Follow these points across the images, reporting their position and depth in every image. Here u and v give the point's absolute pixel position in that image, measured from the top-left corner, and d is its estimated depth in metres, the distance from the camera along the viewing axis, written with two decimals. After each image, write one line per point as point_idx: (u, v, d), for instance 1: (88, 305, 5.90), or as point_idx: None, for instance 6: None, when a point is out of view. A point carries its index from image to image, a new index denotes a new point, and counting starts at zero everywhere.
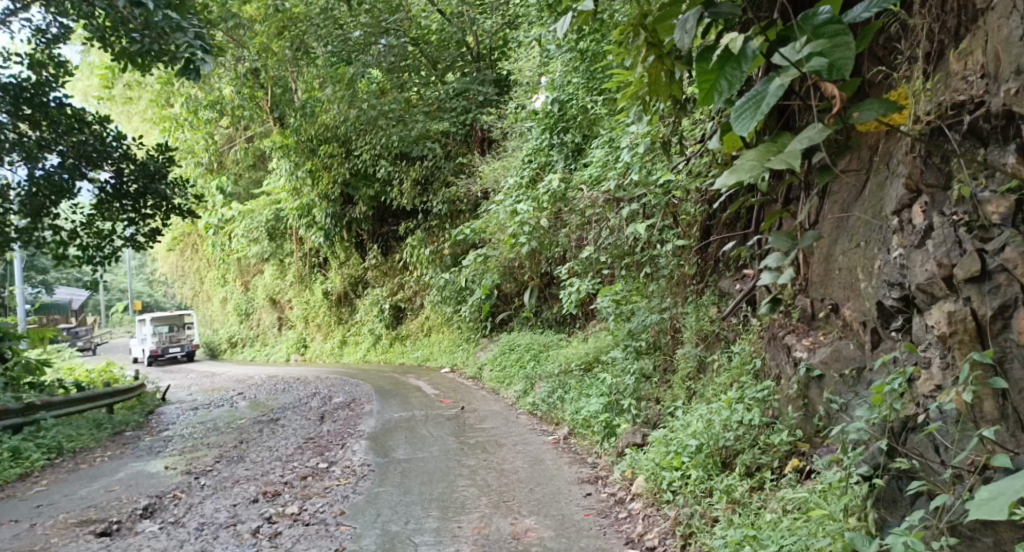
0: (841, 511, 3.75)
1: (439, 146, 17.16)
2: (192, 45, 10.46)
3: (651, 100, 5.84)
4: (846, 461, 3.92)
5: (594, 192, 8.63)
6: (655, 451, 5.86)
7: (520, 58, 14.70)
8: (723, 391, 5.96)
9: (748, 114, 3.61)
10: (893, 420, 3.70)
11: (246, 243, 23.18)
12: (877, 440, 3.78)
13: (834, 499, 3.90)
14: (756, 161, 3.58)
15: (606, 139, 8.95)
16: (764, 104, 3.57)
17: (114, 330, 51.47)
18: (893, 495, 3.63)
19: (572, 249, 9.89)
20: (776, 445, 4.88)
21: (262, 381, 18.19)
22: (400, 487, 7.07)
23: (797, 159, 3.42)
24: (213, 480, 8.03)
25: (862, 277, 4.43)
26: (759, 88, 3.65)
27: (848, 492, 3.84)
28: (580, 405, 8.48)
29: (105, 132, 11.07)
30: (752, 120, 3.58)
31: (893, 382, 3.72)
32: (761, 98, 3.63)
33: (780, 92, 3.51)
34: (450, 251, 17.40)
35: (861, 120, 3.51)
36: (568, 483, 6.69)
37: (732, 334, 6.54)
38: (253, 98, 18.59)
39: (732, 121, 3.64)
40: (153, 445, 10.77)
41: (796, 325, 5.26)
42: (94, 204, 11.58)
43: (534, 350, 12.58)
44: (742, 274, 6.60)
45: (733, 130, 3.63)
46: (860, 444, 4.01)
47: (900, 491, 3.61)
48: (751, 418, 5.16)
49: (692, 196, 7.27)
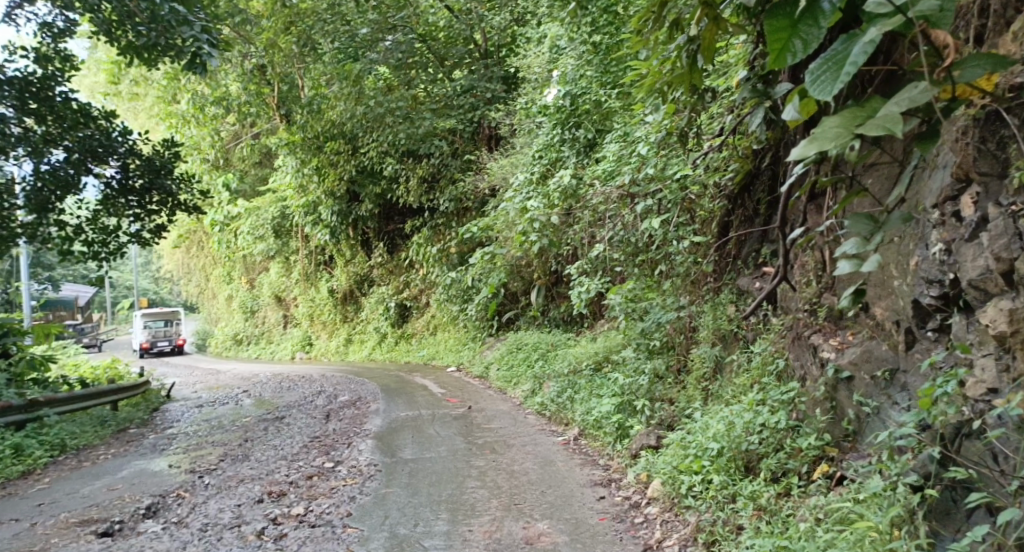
0: (887, 523, 3.55)
1: (446, 144, 17.02)
2: (199, 39, 10.44)
3: (670, 90, 5.59)
4: (892, 470, 3.74)
5: (608, 188, 8.23)
6: (672, 454, 5.66)
7: (529, 54, 14.56)
8: (743, 393, 5.76)
9: (827, 76, 2.81)
10: (946, 426, 3.50)
11: (251, 240, 23.03)
12: (928, 448, 3.59)
13: (877, 509, 3.70)
14: (840, 130, 2.74)
15: (620, 133, 8.80)
16: (850, 65, 2.77)
17: (120, 327, 51.45)
18: (946, 506, 3.47)
19: (582, 247, 9.69)
20: (803, 450, 4.68)
21: (266, 379, 18.04)
22: (408, 489, 6.88)
23: (900, 125, 2.52)
24: (218, 479, 7.87)
25: (895, 274, 4.23)
26: (840, 46, 2.84)
27: (893, 502, 3.64)
28: (591, 406, 8.28)
29: (111, 128, 10.95)
30: (832, 85, 2.78)
31: (943, 384, 3.49)
32: (842, 59, 2.83)
33: (870, 51, 2.70)
34: (457, 249, 17.23)
35: (963, 80, 2.70)
36: (580, 486, 6.49)
37: (751, 334, 6.35)
38: (259, 94, 18.17)
39: (806, 86, 2.85)
40: (157, 442, 10.62)
41: (822, 324, 5.10)
42: (98, 199, 11.37)
43: (541, 350, 12.41)
44: (762, 272, 6.45)
45: (809, 95, 2.84)
46: (903, 451, 3.79)
47: (955, 502, 3.44)
48: (776, 420, 4.97)
49: (710, 191, 7.09)
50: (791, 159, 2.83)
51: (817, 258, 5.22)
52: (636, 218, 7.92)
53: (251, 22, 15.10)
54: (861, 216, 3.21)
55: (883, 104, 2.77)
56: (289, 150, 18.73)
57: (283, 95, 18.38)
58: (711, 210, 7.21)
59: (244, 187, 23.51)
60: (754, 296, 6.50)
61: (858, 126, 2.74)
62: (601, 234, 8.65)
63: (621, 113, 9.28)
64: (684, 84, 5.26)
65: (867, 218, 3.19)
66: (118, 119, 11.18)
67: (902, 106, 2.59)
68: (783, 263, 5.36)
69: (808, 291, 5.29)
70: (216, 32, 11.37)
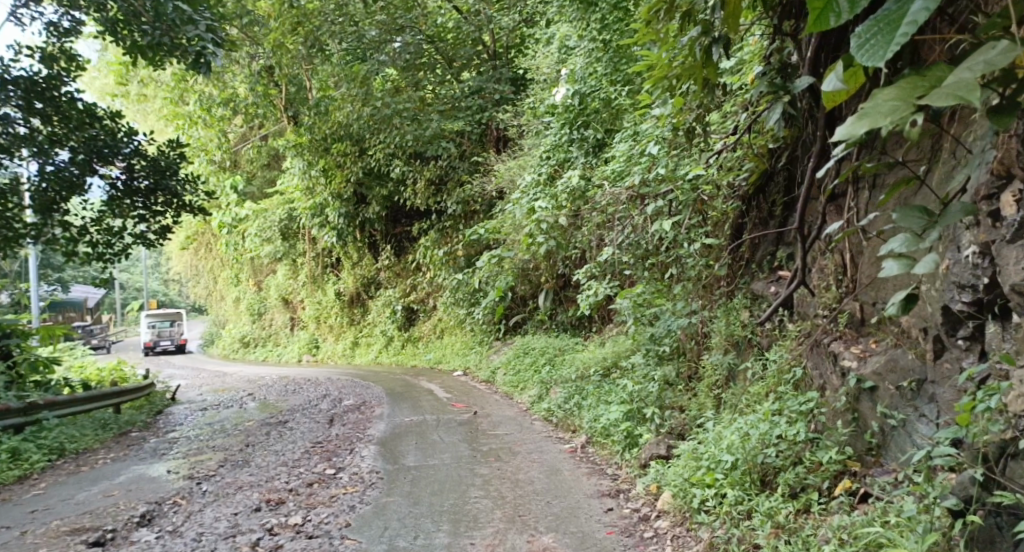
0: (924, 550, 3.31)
1: (454, 146, 16.81)
2: (204, 38, 10.41)
3: (679, 83, 5.40)
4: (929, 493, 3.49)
5: (618, 188, 8.00)
6: (683, 465, 5.40)
7: (537, 55, 14.38)
8: (758, 402, 5.51)
9: (878, 40, 2.33)
10: (989, 446, 3.24)
11: (258, 242, 22.90)
12: (968, 469, 3.34)
13: (911, 535, 3.46)
14: (897, 102, 2.33)
15: (630, 132, 8.57)
16: (907, 25, 2.29)
17: (128, 329, 51.47)
18: (991, 533, 3.20)
19: (590, 249, 9.46)
20: (823, 465, 4.43)
21: (271, 382, 17.86)
22: (409, 498, 6.67)
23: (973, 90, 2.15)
24: (215, 485, 7.68)
25: (922, 277, 4.04)
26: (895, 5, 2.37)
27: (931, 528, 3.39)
28: (599, 413, 8.04)
29: (117, 128, 10.85)
30: (884, 49, 2.31)
31: (985, 400, 3.24)
32: (897, 18, 2.36)
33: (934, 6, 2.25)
34: (464, 252, 17.00)
35: None
36: (588, 497, 6.24)
37: (766, 340, 6.11)
38: (267, 96, 18.03)
39: (852, 52, 2.36)
40: (157, 446, 10.44)
41: (843, 331, 4.86)
42: (104, 200, 11.24)
43: (548, 354, 12.18)
44: (778, 276, 6.21)
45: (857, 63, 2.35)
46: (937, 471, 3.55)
47: (1000, 530, 3.18)
48: (795, 432, 4.71)
49: (723, 192, 6.86)
50: (836, 139, 2.39)
51: (836, 261, 5.02)
52: (647, 219, 7.68)
53: (258, 22, 14.94)
54: (913, 209, 2.73)
55: (947, 71, 2.36)
56: (296, 151, 18.60)
57: (291, 97, 18.27)
58: (724, 212, 6.99)
59: (252, 189, 23.39)
60: (768, 301, 6.24)
61: (917, 97, 2.32)
62: (610, 237, 8.39)
63: (631, 112, 9.03)
64: (697, 78, 5.10)
65: (920, 211, 2.70)
66: (124, 119, 11.08)
67: (976, 71, 2.24)
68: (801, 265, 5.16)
69: (827, 296, 5.07)
70: (222, 31, 11.21)
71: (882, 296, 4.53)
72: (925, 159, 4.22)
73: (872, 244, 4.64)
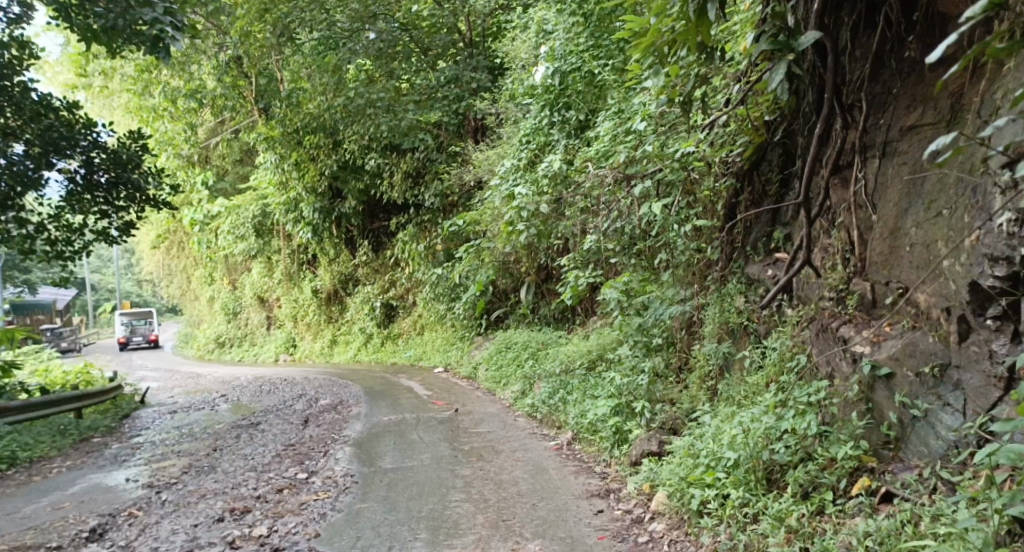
0: None
1: (431, 138, 16.32)
2: (161, 22, 9.74)
3: (669, 51, 5.00)
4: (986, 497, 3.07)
5: (602, 169, 7.57)
6: (679, 463, 4.98)
7: (514, 41, 13.93)
8: (758, 394, 5.10)
9: None
10: None
11: (232, 240, 22.24)
12: None
13: (960, 545, 3.05)
14: None
15: (614, 110, 8.12)
16: None
17: (99, 331, 50.18)
18: None
19: (574, 237, 8.99)
20: (836, 461, 4.02)
21: (246, 383, 17.28)
22: (385, 504, 6.20)
23: None
24: (177, 494, 7.16)
25: (945, 251, 3.75)
26: None
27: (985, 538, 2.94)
28: (585, 407, 7.61)
29: (74, 119, 10.26)
30: None
31: None
32: None
33: None
34: (444, 246, 16.44)
35: None
36: (576, 498, 5.83)
37: (763, 327, 5.74)
38: (236, 87, 17.33)
39: None
40: (119, 453, 9.86)
41: (852, 314, 4.46)
42: (60, 197, 10.53)
43: (531, 349, 11.75)
44: (775, 258, 5.82)
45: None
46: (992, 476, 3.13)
47: None
48: (803, 425, 4.28)
49: (715, 170, 6.48)
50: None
51: (844, 238, 4.65)
52: (634, 201, 7.24)
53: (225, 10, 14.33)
54: None
55: None
56: (267, 146, 17.98)
57: (261, 88, 17.69)
58: (716, 190, 6.56)
59: (224, 185, 22.73)
60: (767, 285, 5.82)
61: None
62: (594, 222, 7.96)
63: (615, 90, 8.61)
64: (692, 44, 4.77)
65: None
66: (81, 110, 10.46)
67: None
68: (805, 243, 4.77)
69: (833, 277, 4.68)
70: (183, 15, 10.63)
71: (896, 274, 4.18)
72: (942, 121, 3.96)
73: (885, 218, 4.29)
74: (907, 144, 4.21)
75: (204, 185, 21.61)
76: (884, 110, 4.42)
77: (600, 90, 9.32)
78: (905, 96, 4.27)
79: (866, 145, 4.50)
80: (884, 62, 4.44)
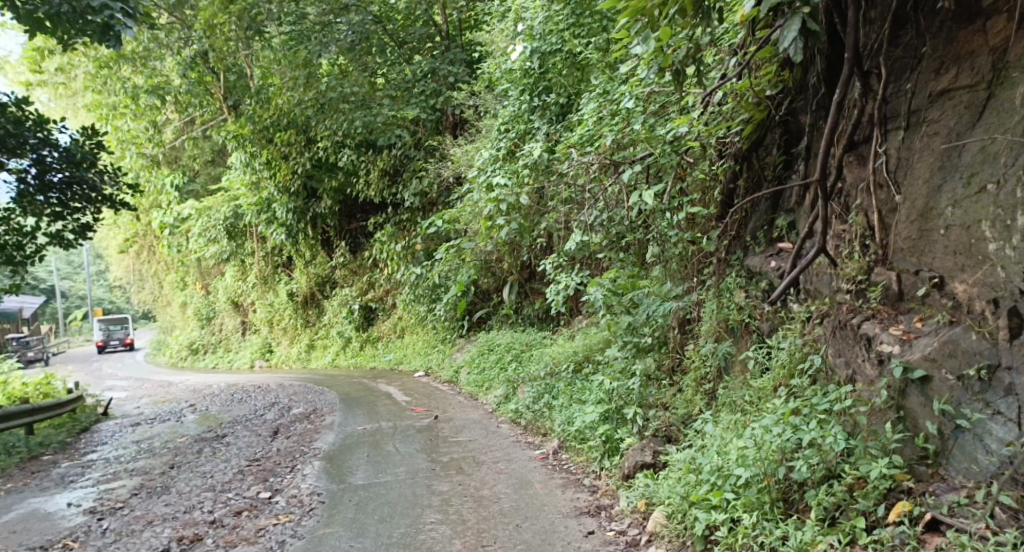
0: None
1: (407, 134, 15.66)
2: (110, 7, 8.85)
3: (662, 14, 4.42)
4: None
5: (586, 153, 7.00)
6: (680, 479, 4.41)
7: (492, 31, 13.32)
8: (765, 399, 4.57)
9: None
10: None
11: (203, 243, 21.41)
12: None
13: None
14: None
15: (599, 91, 7.53)
16: None
17: (70, 337, 48.46)
18: None
19: (558, 233, 8.42)
20: (866, 482, 3.49)
21: (218, 391, 16.52)
22: (352, 528, 5.57)
23: None
24: (121, 522, 6.49)
25: (992, 233, 3.34)
26: None
27: None
28: (572, 412, 7.03)
29: (24, 116, 9.42)
30: None
31: None
32: None
33: None
34: (423, 245, 15.69)
35: None
36: (563, 516, 5.25)
37: (767, 325, 5.23)
38: (202, 83, 16.53)
39: None
40: (68, 472, 9.12)
41: (876, 308, 3.94)
42: (10, 199, 9.76)
43: (514, 350, 11.19)
44: (779, 249, 5.31)
45: None
46: None
47: None
48: (826, 438, 3.73)
49: (711, 153, 5.93)
50: None
51: (862, 222, 4.14)
52: (621, 189, 6.68)
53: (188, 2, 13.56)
54: None
55: None
56: (237, 144, 17.17)
57: (230, 85, 17.03)
58: (713, 174, 6.01)
59: (195, 186, 21.89)
60: (770, 279, 5.30)
61: None
62: (577, 214, 7.38)
63: (598, 71, 8.03)
64: (688, 3, 4.24)
65: None
66: (31, 106, 9.63)
67: None
68: (820, 229, 4.22)
69: (849, 267, 4.16)
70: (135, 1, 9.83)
71: (927, 261, 3.72)
72: (980, 83, 3.53)
73: (913, 198, 3.82)
74: (937, 112, 3.74)
75: (173, 187, 20.76)
76: (906, 75, 3.94)
77: (582, 72, 8.77)
78: (933, 58, 3.79)
79: (887, 116, 4.01)
80: (904, 23, 3.95)
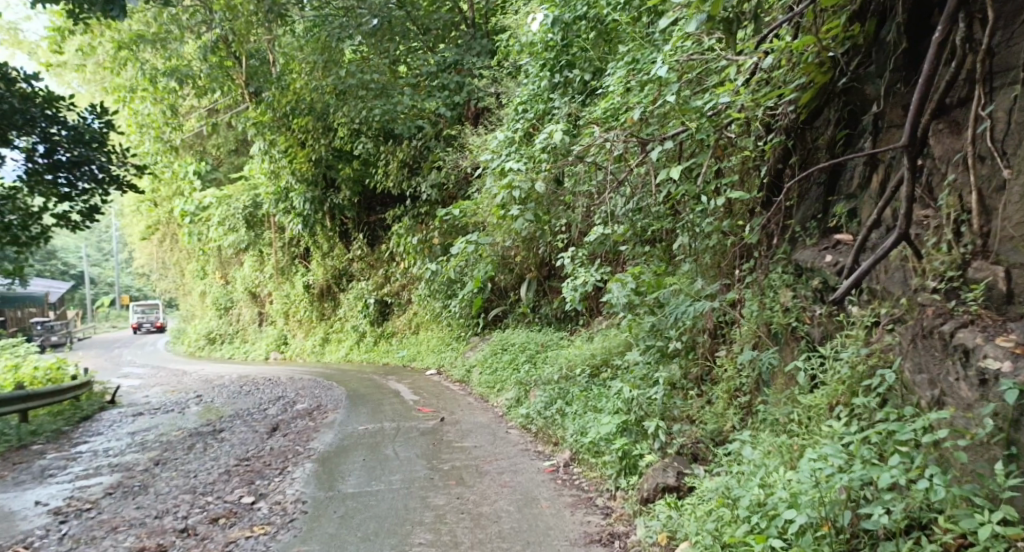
0: None
1: (428, 125, 14.80)
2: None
3: None
4: None
5: (612, 127, 6.22)
6: (713, 515, 3.64)
7: (517, 13, 12.45)
8: (819, 420, 3.80)
9: None
10: None
11: (222, 231, 20.89)
12: None
13: None
14: None
15: (627, 60, 6.69)
16: None
17: (96, 322, 48.58)
18: None
19: (578, 222, 7.67)
20: (970, 541, 2.81)
21: (228, 382, 15.92)
22: (331, 546, 4.86)
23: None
24: (82, 527, 5.84)
25: None
26: None
27: None
28: (586, 422, 6.24)
29: (30, 91, 8.45)
30: None
31: None
32: None
33: None
34: (441, 240, 14.80)
35: None
36: (570, 545, 4.47)
37: (817, 330, 4.42)
38: (222, 67, 15.32)
39: None
40: (48, 466, 8.51)
41: (977, 313, 3.27)
42: (17, 177, 8.64)
43: (529, 351, 10.43)
44: (835, 242, 4.53)
45: None
46: None
47: None
48: (912, 479, 3.02)
49: (756, 129, 5.15)
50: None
51: (955, 204, 3.55)
52: (651, 172, 5.94)
53: None
54: None
55: None
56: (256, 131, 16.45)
57: (252, 71, 15.95)
58: (757, 151, 5.21)
59: (216, 174, 21.46)
60: (824, 276, 4.48)
61: None
62: (599, 201, 6.60)
63: (629, 44, 7.19)
64: None
65: None
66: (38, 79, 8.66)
67: None
68: (906, 211, 3.45)
69: (939, 259, 3.51)
70: None
71: None
72: None
73: None
74: None
75: (195, 174, 20.22)
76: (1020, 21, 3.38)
77: (611, 41, 7.96)
78: None
79: (994, 71, 3.45)
80: None
